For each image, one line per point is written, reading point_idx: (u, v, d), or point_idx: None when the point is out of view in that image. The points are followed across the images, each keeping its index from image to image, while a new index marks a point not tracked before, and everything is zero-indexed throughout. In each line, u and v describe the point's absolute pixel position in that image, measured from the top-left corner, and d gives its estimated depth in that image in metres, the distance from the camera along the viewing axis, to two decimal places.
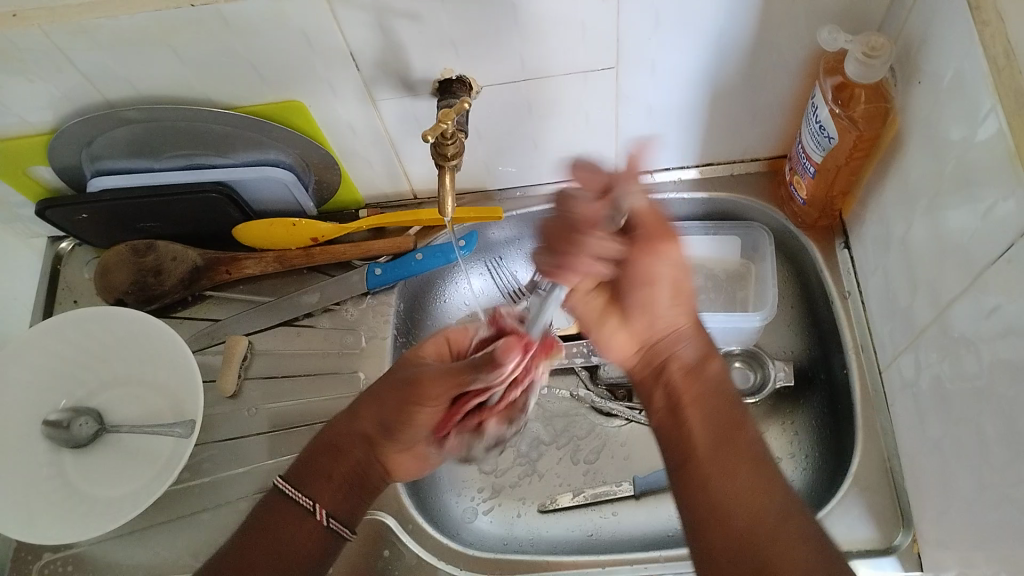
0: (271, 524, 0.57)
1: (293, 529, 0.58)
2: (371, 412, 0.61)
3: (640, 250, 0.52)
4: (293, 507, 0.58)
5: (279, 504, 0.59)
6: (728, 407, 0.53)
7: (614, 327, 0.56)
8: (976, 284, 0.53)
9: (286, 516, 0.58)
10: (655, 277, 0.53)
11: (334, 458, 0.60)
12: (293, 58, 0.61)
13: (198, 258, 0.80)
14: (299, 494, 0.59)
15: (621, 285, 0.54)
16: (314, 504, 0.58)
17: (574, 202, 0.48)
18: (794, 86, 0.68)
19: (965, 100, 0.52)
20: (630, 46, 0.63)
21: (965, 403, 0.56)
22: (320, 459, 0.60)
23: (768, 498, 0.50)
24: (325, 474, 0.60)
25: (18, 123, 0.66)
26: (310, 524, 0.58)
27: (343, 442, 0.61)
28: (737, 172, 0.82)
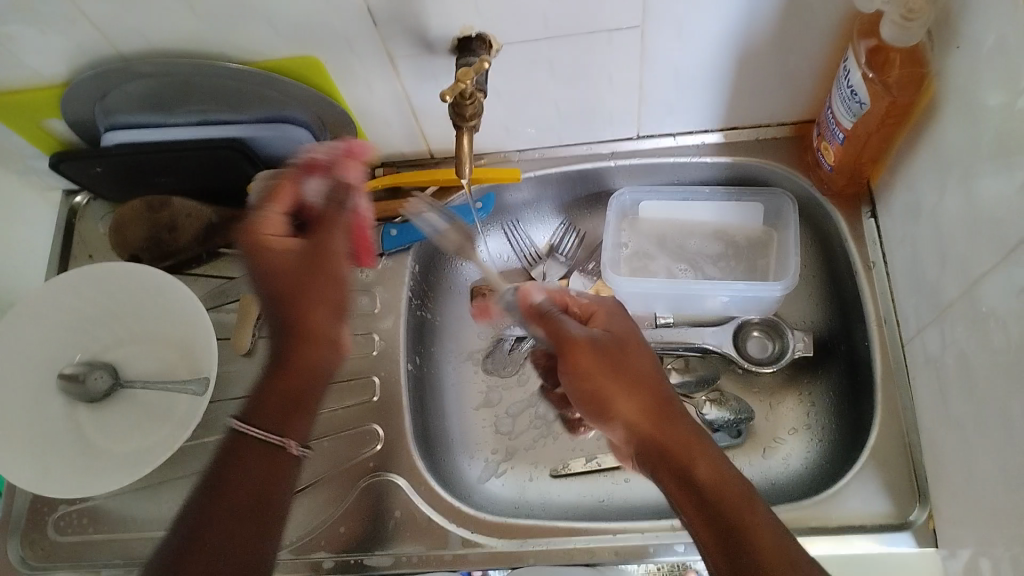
0: (246, 464, 0.58)
1: (273, 469, 0.59)
2: (320, 315, 0.62)
3: (622, 343, 0.61)
4: (262, 442, 0.59)
5: (245, 446, 0.59)
6: (732, 484, 0.54)
7: (622, 399, 0.59)
8: (1009, 259, 0.51)
9: (256, 452, 0.59)
10: (630, 351, 0.61)
11: (292, 387, 0.61)
12: (308, 12, 0.60)
13: (212, 216, 0.80)
14: (257, 429, 0.60)
15: (606, 355, 0.60)
16: (287, 440, 0.60)
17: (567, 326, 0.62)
18: (826, 49, 0.66)
19: (1007, 68, 0.50)
20: (656, 5, 0.61)
21: (991, 382, 0.54)
22: (281, 399, 0.61)
23: (759, 516, 0.53)
24: (293, 403, 0.61)
25: (29, 75, 0.65)
26: (284, 459, 0.60)
27: (299, 363, 0.61)
28: (763, 137, 0.80)
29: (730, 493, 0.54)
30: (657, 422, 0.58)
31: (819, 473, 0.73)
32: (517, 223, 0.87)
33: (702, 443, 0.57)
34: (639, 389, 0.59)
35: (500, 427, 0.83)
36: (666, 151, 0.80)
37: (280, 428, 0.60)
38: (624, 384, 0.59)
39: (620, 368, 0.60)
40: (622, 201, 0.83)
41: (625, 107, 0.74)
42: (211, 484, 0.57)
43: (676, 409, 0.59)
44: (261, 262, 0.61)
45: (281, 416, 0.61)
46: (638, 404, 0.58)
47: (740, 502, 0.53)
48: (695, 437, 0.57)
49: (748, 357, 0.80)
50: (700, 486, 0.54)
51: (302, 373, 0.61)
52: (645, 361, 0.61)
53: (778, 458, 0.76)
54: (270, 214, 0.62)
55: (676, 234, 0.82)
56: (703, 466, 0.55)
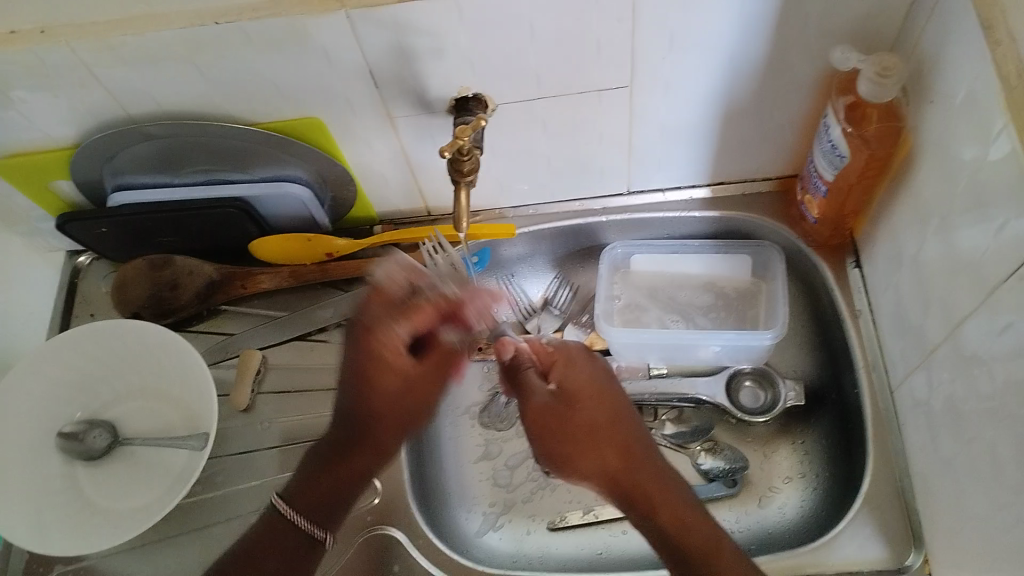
0: (280, 541, 0.62)
1: (303, 554, 0.63)
2: (360, 459, 0.65)
3: (581, 395, 0.61)
4: (293, 529, 0.63)
5: (282, 531, 0.63)
6: (700, 529, 0.56)
7: (582, 459, 0.59)
8: (988, 300, 0.53)
9: (290, 538, 0.62)
10: (587, 405, 0.61)
11: (343, 485, 0.65)
12: (313, 75, 0.62)
13: (214, 272, 0.81)
14: (296, 517, 0.63)
15: (567, 411, 0.61)
16: (325, 533, 0.63)
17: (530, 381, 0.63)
18: (806, 106, 0.69)
19: (978, 119, 0.53)
20: (645, 66, 0.64)
21: (979, 422, 0.56)
22: (326, 489, 0.64)
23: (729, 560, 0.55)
24: (331, 506, 0.64)
25: (41, 137, 0.67)
26: (315, 555, 0.63)
27: (357, 466, 0.65)
28: (748, 191, 0.83)
29: (699, 540, 0.56)
30: (620, 474, 0.59)
31: (814, 521, 0.74)
32: (512, 277, 0.89)
33: (670, 489, 0.58)
34: (597, 445, 0.59)
35: (498, 479, 0.83)
36: (656, 206, 0.83)
37: (321, 522, 0.63)
38: (583, 442, 0.59)
39: (577, 427, 0.60)
40: (614, 255, 0.85)
41: (615, 163, 0.77)
42: (244, 557, 0.61)
43: (639, 455, 0.60)
44: (370, 363, 0.62)
45: (309, 498, 0.64)
46: (598, 462, 0.59)
47: (708, 548, 0.55)
48: (659, 486, 0.58)
49: (741, 408, 0.81)
50: (669, 538, 0.56)
51: (348, 471, 0.65)
52: (601, 412, 0.61)
53: (774, 507, 0.76)
54: (398, 325, 0.62)
55: (667, 287, 0.84)
56: (667, 515, 0.57)
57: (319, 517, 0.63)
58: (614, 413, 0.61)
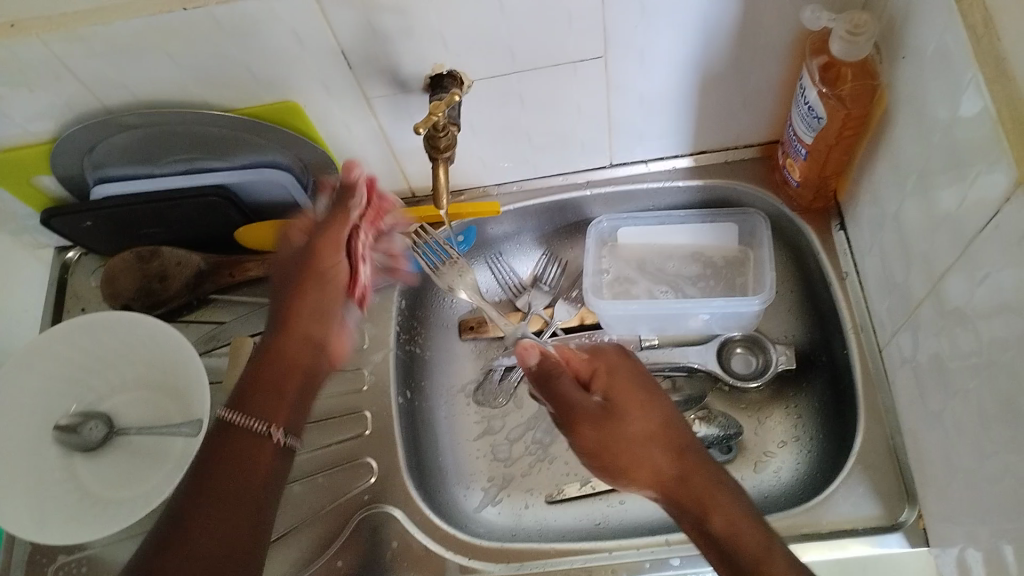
0: (236, 449, 0.58)
1: (261, 455, 0.58)
2: (297, 348, 0.63)
3: (622, 405, 0.60)
4: (247, 432, 0.58)
5: (236, 434, 0.58)
6: (750, 529, 0.54)
7: (634, 467, 0.58)
8: (967, 254, 0.53)
9: (245, 443, 0.58)
10: (632, 415, 0.60)
11: (280, 376, 0.62)
12: (286, 59, 0.62)
13: (202, 262, 0.82)
14: (246, 419, 0.59)
15: (610, 421, 0.60)
16: (270, 428, 0.59)
17: (568, 392, 0.61)
18: (783, 69, 0.69)
19: (948, 73, 0.53)
20: (617, 35, 0.64)
21: (963, 376, 0.56)
22: (270, 378, 0.62)
23: (779, 557, 0.53)
24: (281, 398, 0.61)
25: (20, 133, 0.67)
26: (266, 449, 0.59)
27: (288, 358, 0.63)
28: (731, 159, 0.82)
29: (750, 539, 0.54)
30: (672, 479, 0.58)
31: (809, 483, 0.74)
32: (501, 256, 0.89)
33: (720, 492, 0.57)
34: (649, 453, 0.58)
35: (497, 453, 0.84)
36: (639, 177, 0.83)
37: (266, 419, 0.59)
38: (636, 451, 0.58)
39: (625, 435, 0.59)
40: (601, 228, 0.85)
41: (597, 135, 0.77)
42: (201, 471, 0.57)
43: (687, 457, 0.59)
44: (312, 286, 0.64)
45: (271, 404, 0.60)
46: (649, 469, 0.58)
47: (758, 546, 0.53)
48: (709, 485, 0.57)
49: (732, 373, 0.81)
50: (720, 540, 0.54)
51: (292, 364, 0.63)
52: (652, 420, 0.60)
53: (769, 471, 0.77)
54: (342, 237, 0.65)
55: (655, 258, 0.84)
56: (719, 517, 0.55)
57: (280, 419, 0.60)
58: (659, 420, 0.60)
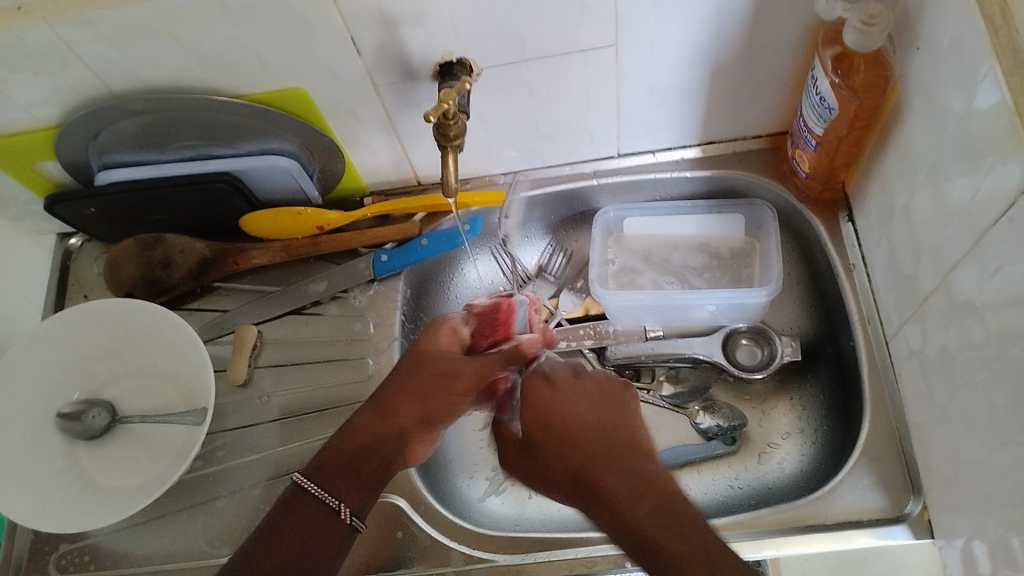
0: (299, 522, 0.56)
1: (326, 534, 0.56)
2: (385, 442, 0.61)
3: (539, 392, 0.60)
4: (318, 505, 0.56)
5: (303, 505, 0.56)
6: (629, 477, 0.53)
7: (534, 431, 0.59)
8: (979, 246, 0.53)
9: (311, 517, 0.56)
10: (550, 404, 0.59)
11: (373, 468, 0.59)
12: (296, 45, 0.62)
13: (206, 249, 0.81)
14: (324, 493, 0.57)
15: (526, 408, 0.60)
16: (340, 504, 0.57)
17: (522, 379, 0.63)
18: (794, 59, 0.68)
19: (965, 65, 0.52)
20: (629, 24, 0.63)
21: (973, 370, 0.56)
22: (361, 471, 0.59)
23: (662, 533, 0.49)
24: (371, 492, 0.59)
25: (24, 118, 0.67)
26: (334, 527, 0.56)
27: (371, 437, 0.60)
28: (739, 149, 0.82)
29: (624, 489, 0.52)
30: (567, 463, 0.55)
31: (815, 473, 0.74)
32: (507, 245, 0.88)
33: (620, 479, 0.53)
34: (552, 440, 0.57)
35: None
36: (647, 168, 0.83)
37: (338, 493, 0.57)
38: (539, 436, 0.58)
39: (532, 402, 0.60)
40: (607, 219, 0.85)
41: (605, 125, 0.76)
42: (265, 534, 0.55)
43: (575, 420, 0.57)
44: (412, 371, 0.63)
45: (351, 484, 0.58)
46: (548, 459, 0.57)
47: (630, 496, 0.51)
48: (612, 472, 0.53)
49: (737, 365, 0.81)
50: (603, 491, 0.52)
51: (374, 445, 0.60)
52: (557, 395, 0.60)
53: (773, 463, 0.77)
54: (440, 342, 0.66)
55: (661, 249, 0.84)
56: (602, 471, 0.54)
57: (362, 507, 0.58)
58: (582, 411, 0.58)
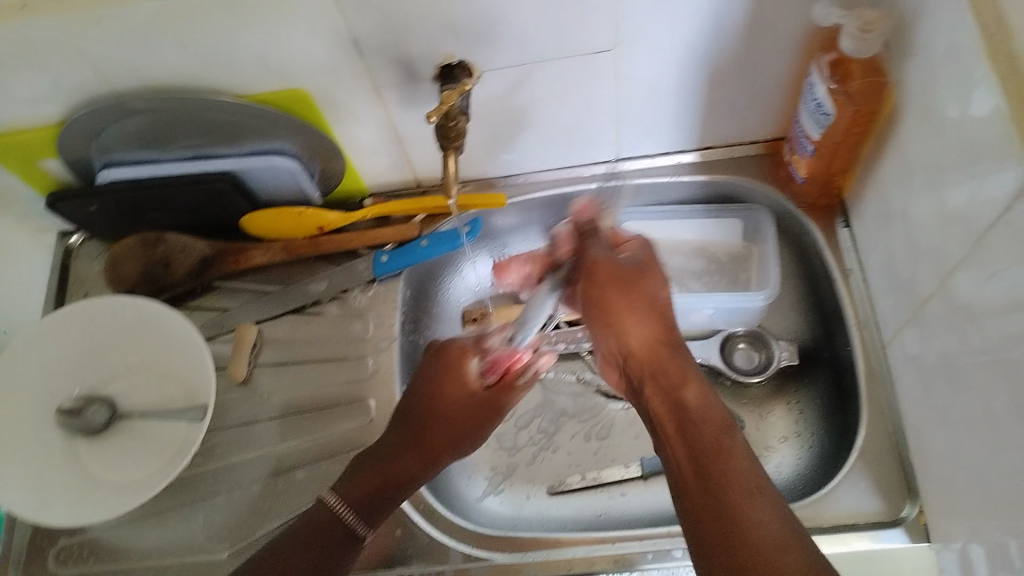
0: (315, 538, 0.60)
1: (338, 548, 0.61)
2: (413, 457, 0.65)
3: (632, 279, 0.63)
4: (334, 526, 0.61)
5: (326, 522, 0.61)
6: (718, 412, 0.56)
7: (631, 320, 0.62)
8: (976, 251, 0.53)
9: (328, 534, 0.61)
10: (630, 287, 0.63)
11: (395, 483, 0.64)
12: (299, 46, 0.62)
13: (207, 249, 0.81)
14: (344, 514, 0.62)
15: (601, 282, 0.64)
16: (359, 526, 0.62)
17: (589, 248, 0.67)
18: (792, 65, 0.69)
19: (959, 72, 0.53)
20: (629, 28, 0.64)
21: (969, 373, 0.56)
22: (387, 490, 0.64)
23: (753, 483, 0.50)
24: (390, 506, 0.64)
25: (28, 115, 0.67)
26: (352, 543, 0.62)
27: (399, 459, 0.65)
28: (736, 154, 0.83)
29: (710, 419, 0.55)
30: (654, 354, 0.60)
31: (811, 477, 0.74)
32: (504, 247, 0.89)
33: (691, 372, 0.59)
34: (636, 313, 0.62)
35: (502, 442, 0.84)
36: (646, 172, 0.83)
37: (358, 514, 0.62)
38: (628, 306, 0.62)
39: (638, 291, 0.63)
40: None
41: (605, 128, 0.77)
42: (288, 542, 0.60)
43: (679, 348, 0.61)
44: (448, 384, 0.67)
45: (369, 501, 0.63)
46: (637, 327, 0.61)
47: (721, 434, 0.54)
48: (698, 389, 0.57)
49: (736, 369, 0.82)
50: (685, 406, 0.56)
51: (397, 465, 0.65)
52: (654, 292, 0.63)
53: (770, 466, 0.77)
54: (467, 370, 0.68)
55: (660, 251, 0.85)
56: (692, 391, 0.57)
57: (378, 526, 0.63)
58: (659, 304, 0.63)
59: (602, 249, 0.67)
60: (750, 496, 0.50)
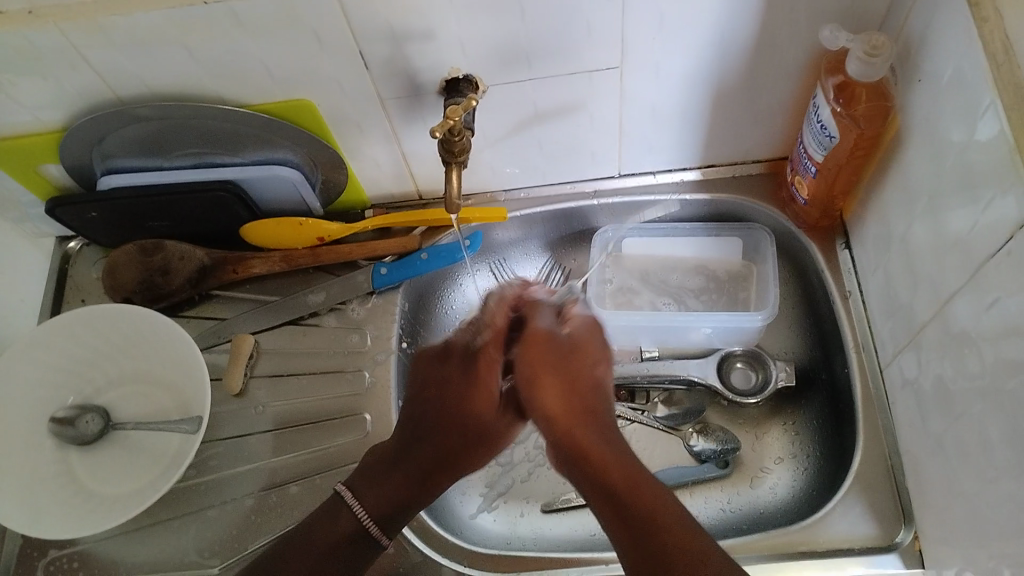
0: (333, 530, 0.59)
1: (354, 544, 0.60)
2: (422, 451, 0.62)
3: (569, 354, 0.61)
4: (348, 513, 0.60)
5: (340, 510, 0.60)
6: (651, 487, 0.54)
7: (548, 388, 0.59)
8: (977, 278, 0.54)
9: (345, 523, 0.60)
10: (567, 363, 0.60)
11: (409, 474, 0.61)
12: (305, 58, 0.62)
13: (205, 257, 0.81)
14: (353, 501, 0.60)
15: (533, 355, 0.60)
16: (364, 512, 0.60)
17: (529, 317, 0.63)
18: (797, 87, 0.69)
19: (965, 99, 0.53)
20: (635, 47, 0.64)
21: (967, 400, 0.56)
22: (394, 480, 0.61)
23: None
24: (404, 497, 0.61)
25: (29, 121, 0.67)
26: (365, 538, 0.60)
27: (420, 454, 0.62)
28: (739, 174, 0.83)
29: (643, 497, 0.53)
30: (573, 430, 0.57)
31: (805, 501, 0.74)
32: (504, 261, 0.89)
33: (617, 452, 0.56)
34: (563, 394, 0.58)
35: (497, 458, 0.84)
36: (647, 188, 0.83)
37: (373, 507, 0.60)
38: (556, 383, 0.59)
39: (571, 369, 0.60)
40: (605, 238, 0.85)
41: (607, 145, 0.77)
42: (301, 533, 0.59)
43: (605, 424, 0.58)
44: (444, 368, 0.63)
45: (376, 490, 0.61)
46: (555, 405, 0.58)
47: (659, 511, 0.52)
48: (622, 470, 0.55)
49: (732, 389, 0.81)
50: (616, 486, 0.54)
51: (415, 458, 0.62)
52: (587, 370, 0.60)
53: (765, 488, 0.77)
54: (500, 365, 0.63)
55: (658, 270, 0.85)
56: (618, 470, 0.54)
57: (386, 512, 0.61)
58: (597, 382, 0.60)
59: (545, 322, 0.63)
60: (697, 571, 0.49)
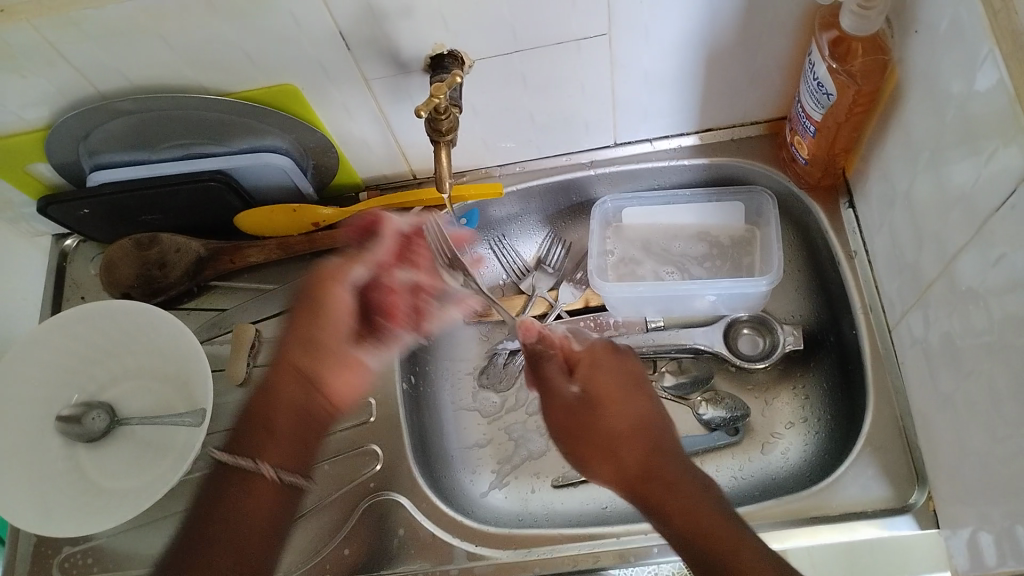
0: (235, 491, 0.59)
1: (255, 496, 0.59)
2: (288, 388, 0.62)
3: (591, 404, 0.60)
4: (235, 468, 0.59)
5: (228, 483, 0.59)
6: (718, 528, 0.54)
7: (598, 457, 0.58)
8: (981, 233, 0.52)
9: (234, 486, 0.59)
10: (587, 419, 0.59)
11: (289, 418, 0.61)
12: (284, 42, 0.61)
13: (201, 249, 0.80)
14: (237, 459, 0.59)
15: (569, 420, 0.60)
16: (257, 461, 0.59)
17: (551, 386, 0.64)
18: (792, 45, 0.67)
19: (963, 48, 0.51)
20: (621, 12, 0.62)
21: (976, 358, 0.55)
22: (278, 427, 0.61)
23: None
24: (275, 435, 0.60)
25: (13, 121, 0.66)
26: (263, 486, 0.59)
27: (281, 397, 0.62)
28: (737, 136, 0.81)
29: (712, 539, 0.54)
30: (637, 479, 0.57)
31: (816, 465, 0.73)
32: (504, 238, 0.88)
33: (685, 491, 0.56)
34: (612, 449, 0.58)
35: (510, 434, 0.83)
36: (644, 156, 0.82)
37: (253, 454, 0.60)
38: (601, 443, 0.58)
39: (597, 427, 0.59)
40: (605, 209, 0.84)
41: (600, 114, 0.75)
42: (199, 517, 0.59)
43: (661, 462, 0.57)
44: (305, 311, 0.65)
45: (265, 441, 0.60)
46: (611, 466, 0.58)
47: (729, 553, 0.53)
48: (692, 517, 0.55)
49: (739, 355, 0.81)
50: (685, 537, 0.54)
51: (284, 399, 0.62)
52: (623, 414, 0.59)
53: (777, 452, 0.76)
54: (351, 273, 0.67)
55: (660, 238, 0.83)
56: (682, 517, 0.55)
57: (288, 463, 0.60)
58: (638, 417, 0.59)
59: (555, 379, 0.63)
60: None
